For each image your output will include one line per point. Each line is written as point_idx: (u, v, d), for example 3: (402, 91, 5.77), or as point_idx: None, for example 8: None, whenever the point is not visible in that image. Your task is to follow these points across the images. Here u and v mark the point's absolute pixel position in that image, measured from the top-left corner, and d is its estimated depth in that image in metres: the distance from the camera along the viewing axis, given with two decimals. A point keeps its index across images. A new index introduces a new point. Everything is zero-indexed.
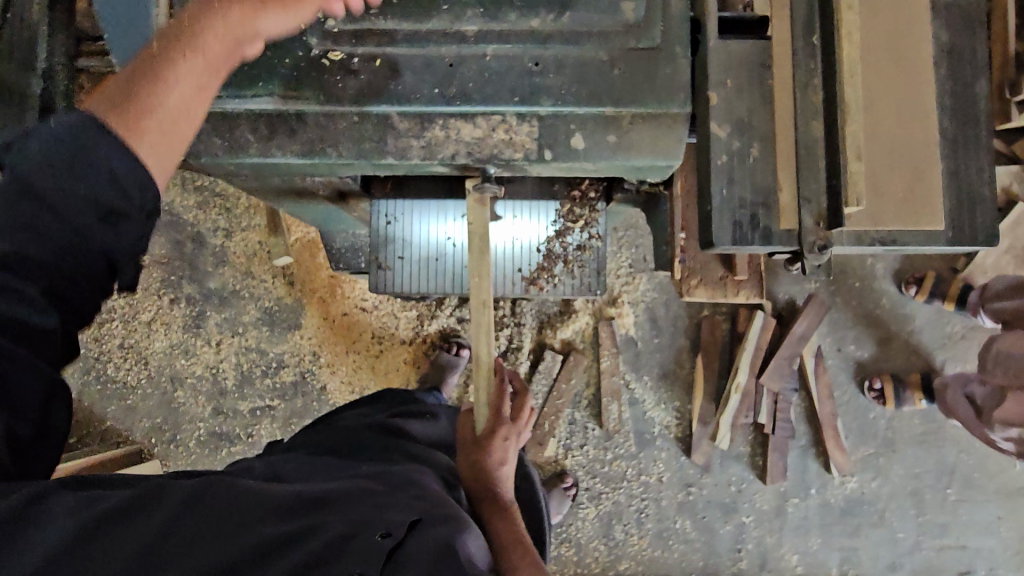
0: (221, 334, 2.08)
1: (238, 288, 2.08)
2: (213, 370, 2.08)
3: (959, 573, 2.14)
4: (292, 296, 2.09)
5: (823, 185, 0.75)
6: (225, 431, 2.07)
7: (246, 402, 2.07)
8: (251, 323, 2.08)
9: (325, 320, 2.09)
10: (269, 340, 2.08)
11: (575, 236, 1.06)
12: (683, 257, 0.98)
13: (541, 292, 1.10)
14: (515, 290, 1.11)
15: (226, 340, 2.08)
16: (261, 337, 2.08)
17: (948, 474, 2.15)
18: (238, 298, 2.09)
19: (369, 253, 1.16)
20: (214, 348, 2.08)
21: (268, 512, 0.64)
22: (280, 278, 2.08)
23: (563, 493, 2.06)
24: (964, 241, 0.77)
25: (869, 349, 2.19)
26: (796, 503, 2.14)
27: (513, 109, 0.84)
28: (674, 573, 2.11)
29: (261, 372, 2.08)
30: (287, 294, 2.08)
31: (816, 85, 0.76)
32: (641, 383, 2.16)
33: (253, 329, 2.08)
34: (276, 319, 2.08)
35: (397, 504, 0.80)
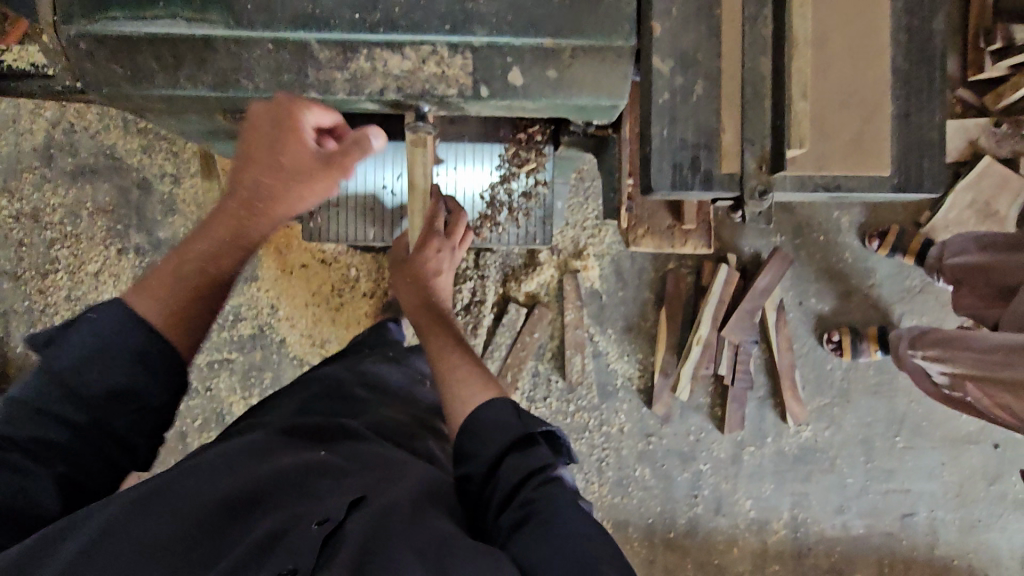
0: None
1: None
2: None
3: (902, 515, 2.25)
4: None
5: (767, 126, 0.71)
6: None
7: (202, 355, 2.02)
8: None
9: (282, 272, 2.03)
10: None
11: (520, 182, 1.02)
12: (630, 204, 0.94)
13: (485, 242, 1.06)
14: None
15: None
16: None
17: (896, 423, 2.24)
18: None
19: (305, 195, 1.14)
20: None
21: (185, 547, 0.61)
22: None
23: None
24: (909, 188, 0.74)
25: (829, 302, 2.21)
26: (752, 451, 2.21)
27: (444, 40, 0.76)
28: (632, 519, 2.18)
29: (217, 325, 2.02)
30: None
31: (766, 17, 0.71)
32: (605, 336, 2.16)
33: None
34: None
35: (342, 486, 0.74)
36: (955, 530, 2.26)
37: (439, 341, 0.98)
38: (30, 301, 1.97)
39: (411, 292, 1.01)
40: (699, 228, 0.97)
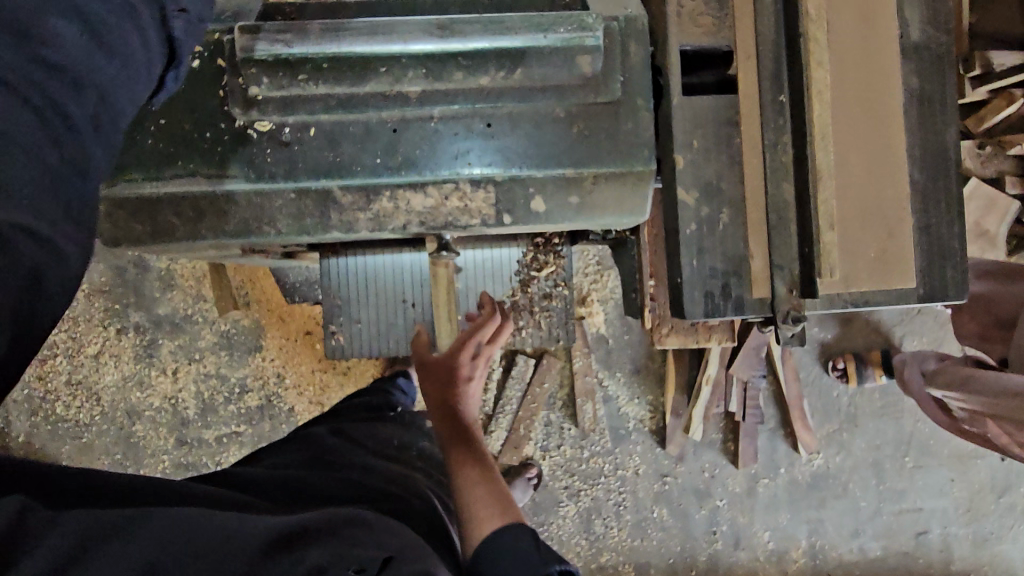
0: (177, 362, 1.98)
1: (190, 312, 1.98)
2: (172, 400, 1.98)
3: (916, 535, 2.28)
4: (249, 318, 1.99)
5: (795, 252, 0.72)
6: (191, 462, 1.99)
7: (211, 430, 1.99)
8: (208, 349, 1.99)
9: (286, 341, 2.02)
10: (229, 365, 2.00)
11: (540, 284, 1.02)
12: (653, 305, 0.95)
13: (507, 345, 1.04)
14: None
15: (184, 368, 1.99)
16: (220, 363, 1.99)
17: (905, 444, 2.27)
18: (192, 323, 1.98)
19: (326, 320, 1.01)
20: (170, 377, 1.98)
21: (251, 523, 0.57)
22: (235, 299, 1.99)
23: (527, 482, 2.07)
24: (933, 298, 0.75)
25: (831, 330, 2.26)
26: (767, 483, 2.22)
27: (466, 176, 0.77)
28: (653, 560, 2.18)
29: (224, 399, 2.00)
30: (243, 316, 1.99)
31: (786, 144, 0.72)
32: (614, 380, 2.17)
33: (210, 355, 1.99)
34: (234, 343, 1.99)
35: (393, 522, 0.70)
36: (969, 545, 2.29)
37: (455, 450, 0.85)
38: (30, 389, 1.93)
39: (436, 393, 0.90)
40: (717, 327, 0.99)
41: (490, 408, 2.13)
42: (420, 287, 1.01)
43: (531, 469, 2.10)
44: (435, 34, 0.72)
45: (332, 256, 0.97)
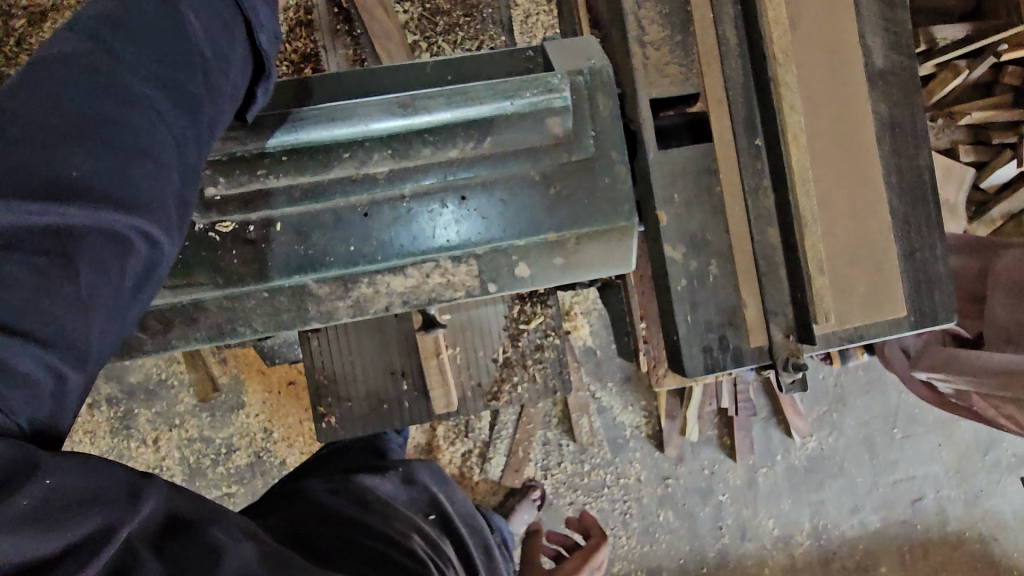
0: (157, 430, 1.91)
1: (165, 377, 1.91)
2: (157, 469, 1.91)
3: (912, 502, 2.35)
4: (228, 375, 1.94)
5: (787, 296, 0.72)
6: None
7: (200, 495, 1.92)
8: (189, 412, 1.92)
9: (269, 394, 1.96)
10: (213, 426, 1.94)
11: (530, 336, 1.00)
12: (647, 346, 0.90)
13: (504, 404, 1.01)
14: (476, 409, 1.01)
15: (165, 435, 1.91)
16: (203, 424, 1.93)
17: (892, 416, 2.33)
18: (168, 388, 1.91)
19: (312, 397, 1.00)
20: (152, 447, 1.91)
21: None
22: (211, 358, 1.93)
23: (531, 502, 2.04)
24: (926, 323, 0.75)
25: None
26: (766, 472, 2.25)
27: (445, 253, 0.74)
28: (665, 563, 2.20)
29: (211, 462, 1.93)
30: (221, 374, 1.93)
31: (767, 189, 0.71)
32: (606, 390, 2.17)
33: (192, 418, 1.92)
34: (215, 403, 1.93)
35: None
36: (960, 505, 2.38)
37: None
38: None
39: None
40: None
41: (487, 434, 2.09)
42: (407, 354, 0.99)
43: (534, 490, 2.08)
44: (398, 112, 0.67)
45: (313, 334, 0.97)
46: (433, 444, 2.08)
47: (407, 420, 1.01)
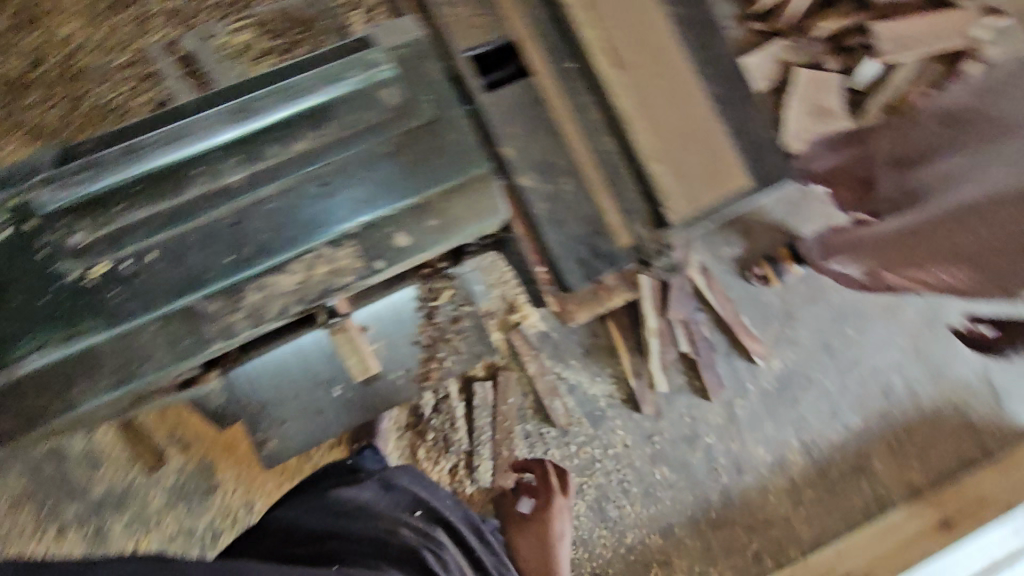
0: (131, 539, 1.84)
1: (126, 482, 1.85)
2: None
3: (884, 392, 2.45)
4: (189, 463, 1.85)
5: (636, 192, 0.86)
6: None
7: None
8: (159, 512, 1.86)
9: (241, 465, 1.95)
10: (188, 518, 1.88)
11: (445, 311, 1.09)
12: (550, 288, 0.96)
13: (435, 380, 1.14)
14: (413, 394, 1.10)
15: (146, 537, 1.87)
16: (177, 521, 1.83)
17: (841, 317, 2.44)
18: (129, 495, 1.82)
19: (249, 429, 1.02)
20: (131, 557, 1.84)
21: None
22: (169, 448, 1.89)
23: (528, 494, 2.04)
24: (767, 185, 0.87)
25: (738, 245, 2.40)
26: (742, 402, 2.32)
27: (322, 240, 0.77)
28: (674, 519, 2.22)
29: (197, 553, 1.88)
30: (182, 463, 1.84)
31: (591, 104, 0.85)
32: (570, 368, 2.22)
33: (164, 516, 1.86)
34: (184, 497, 1.84)
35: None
36: (928, 382, 2.48)
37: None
38: None
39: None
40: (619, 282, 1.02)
41: (468, 443, 2.09)
42: (331, 366, 1.01)
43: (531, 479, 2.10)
44: (236, 120, 0.73)
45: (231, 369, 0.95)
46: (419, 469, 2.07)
47: (346, 420, 1.08)
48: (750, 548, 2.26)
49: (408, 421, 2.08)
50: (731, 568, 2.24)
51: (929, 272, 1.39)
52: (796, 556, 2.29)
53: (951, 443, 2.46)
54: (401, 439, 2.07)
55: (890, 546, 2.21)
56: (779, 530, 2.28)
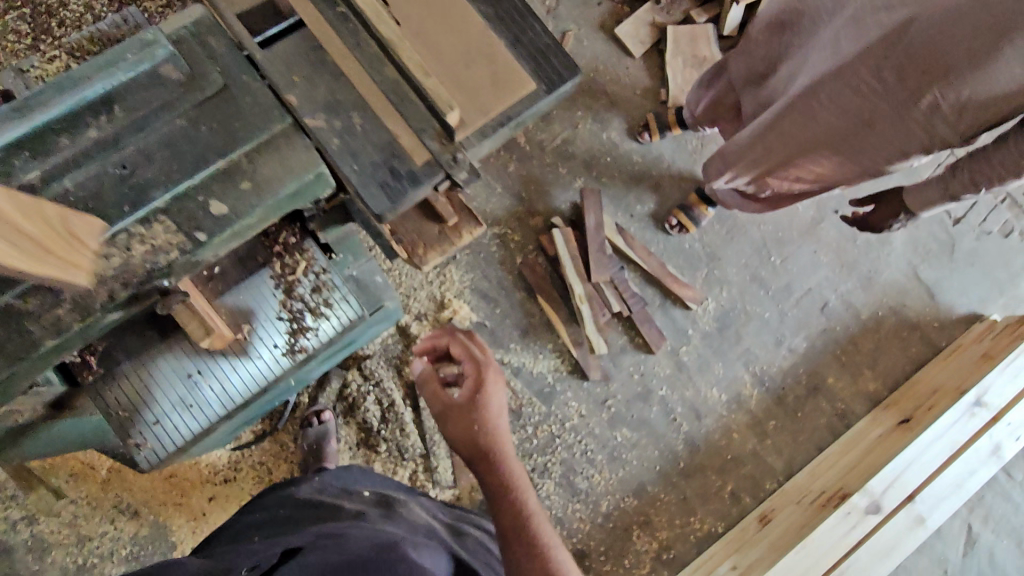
0: None
1: (84, 559, 1.86)
2: None
3: (822, 310, 2.51)
4: (145, 525, 1.90)
5: (425, 111, 0.89)
6: None
7: None
8: None
9: (198, 518, 1.93)
10: None
11: (304, 283, 1.27)
12: (395, 236, 1.01)
13: (308, 351, 1.34)
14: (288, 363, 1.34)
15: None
16: None
17: (764, 248, 2.52)
18: (92, 567, 1.86)
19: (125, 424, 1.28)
20: None
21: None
22: (121, 516, 1.89)
23: None
24: (558, 83, 0.93)
25: (650, 200, 2.47)
26: (687, 350, 2.37)
27: (132, 221, 0.80)
28: (644, 476, 2.24)
29: None
30: (138, 525, 1.90)
31: (367, 41, 0.91)
32: (511, 351, 2.24)
33: None
34: (145, 558, 1.89)
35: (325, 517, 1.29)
36: (861, 293, 2.56)
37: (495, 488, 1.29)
38: None
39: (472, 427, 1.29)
40: (460, 215, 1.02)
41: (423, 446, 2.07)
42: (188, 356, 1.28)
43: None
44: (19, 116, 0.77)
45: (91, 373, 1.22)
46: None
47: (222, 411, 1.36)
48: (725, 491, 2.28)
49: (360, 437, 2.07)
50: (711, 514, 2.25)
51: (802, 167, 1.56)
52: (772, 489, 2.32)
53: (896, 347, 2.53)
54: (356, 457, 2.06)
55: (856, 457, 2.25)
56: (749, 466, 2.32)
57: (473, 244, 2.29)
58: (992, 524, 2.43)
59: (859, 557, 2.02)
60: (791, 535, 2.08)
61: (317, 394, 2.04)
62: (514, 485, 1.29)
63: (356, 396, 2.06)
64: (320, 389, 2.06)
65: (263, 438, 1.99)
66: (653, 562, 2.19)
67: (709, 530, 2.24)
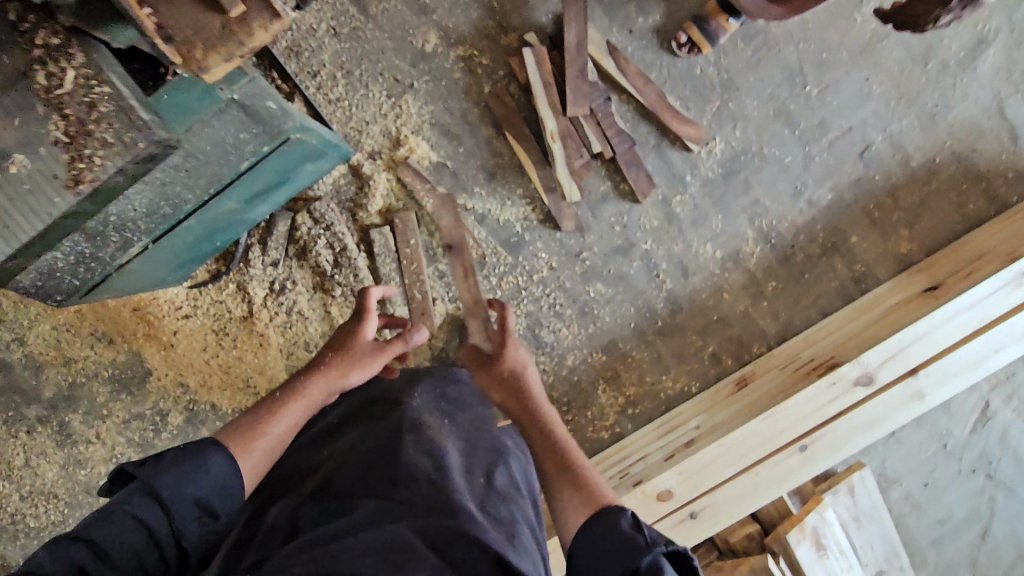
0: (94, 426, 2.04)
1: (74, 379, 2.03)
2: (114, 458, 2.06)
3: (861, 155, 2.06)
4: (122, 352, 2.02)
5: None
6: None
7: None
8: (110, 399, 2.04)
9: (168, 350, 2.01)
10: (136, 402, 2.04)
11: (75, 94, 1.06)
12: (166, 34, 0.95)
13: (87, 181, 1.07)
14: (63, 198, 1.08)
15: (105, 425, 2.04)
16: (127, 404, 2.04)
17: (798, 74, 2.03)
18: (81, 386, 2.03)
19: None
20: (99, 440, 2.05)
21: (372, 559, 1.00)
22: (98, 343, 2.01)
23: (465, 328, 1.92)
24: None
25: (656, 10, 1.98)
26: (682, 201, 2.06)
27: None
28: (616, 334, 2.09)
29: (154, 431, 2.06)
30: (115, 353, 2.02)
31: None
32: (475, 196, 2.02)
33: (115, 403, 2.04)
34: (126, 382, 2.03)
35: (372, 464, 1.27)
36: (919, 133, 2.06)
37: (539, 438, 1.35)
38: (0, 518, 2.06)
39: (501, 386, 1.46)
40: (245, 4, 0.94)
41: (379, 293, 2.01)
42: None
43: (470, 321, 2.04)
44: None
45: None
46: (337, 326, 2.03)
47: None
48: (705, 352, 2.12)
49: (315, 282, 2.01)
50: (686, 374, 2.12)
51: None
52: (760, 352, 2.12)
53: (950, 202, 2.08)
54: (314, 300, 2.02)
55: (863, 324, 1.98)
56: (738, 329, 2.11)
57: (434, 69, 1.96)
58: (1015, 403, 2.17)
59: (837, 427, 1.85)
60: (767, 398, 1.92)
61: (269, 235, 1.97)
62: (557, 436, 1.34)
63: (307, 239, 1.98)
64: (269, 232, 1.98)
65: (217, 279, 1.98)
66: (618, 416, 2.13)
67: (682, 390, 2.12)
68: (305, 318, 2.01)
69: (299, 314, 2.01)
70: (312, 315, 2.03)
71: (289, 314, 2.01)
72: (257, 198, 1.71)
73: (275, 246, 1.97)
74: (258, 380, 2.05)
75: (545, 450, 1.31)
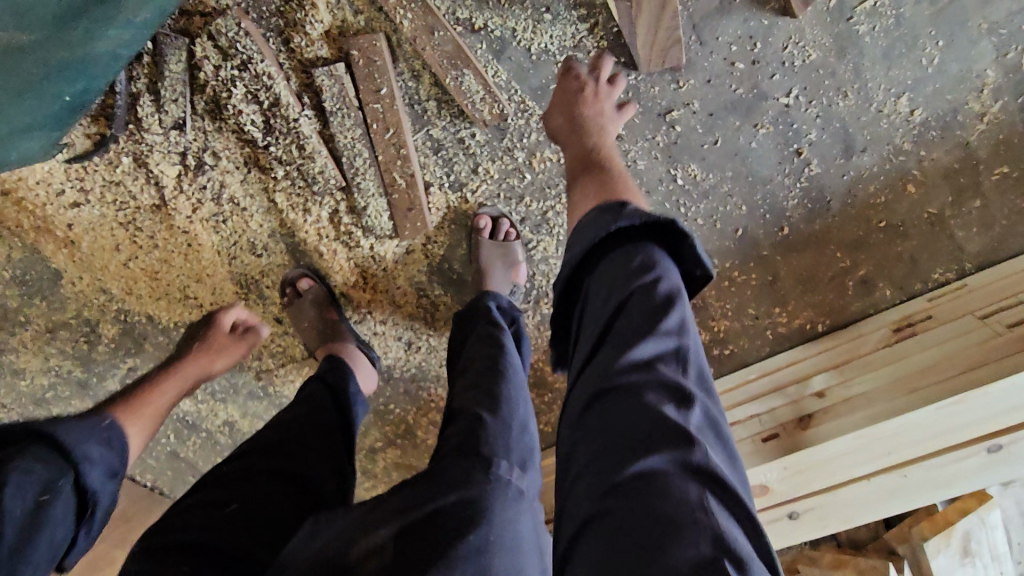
0: (16, 334, 1.61)
1: None
2: (49, 372, 1.65)
3: None
4: (19, 245, 1.49)
5: None
6: None
7: (107, 379, 1.65)
8: (23, 305, 1.56)
9: (71, 248, 1.46)
10: (55, 309, 1.56)
11: None
12: None
13: None
14: None
15: (27, 334, 1.60)
16: (45, 311, 1.56)
17: None
18: None
19: None
20: (26, 351, 1.63)
21: None
22: None
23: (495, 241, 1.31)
24: None
25: None
26: (872, 11, 1.12)
27: None
28: (713, 247, 1.33)
29: (88, 344, 1.60)
30: (10, 246, 1.49)
31: None
32: (490, 7, 1.18)
33: (31, 309, 1.56)
34: (35, 284, 1.53)
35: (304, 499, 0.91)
36: None
37: (577, 150, 1.06)
38: None
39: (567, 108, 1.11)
40: None
41: (342, 175, 1.29)
42: None
43: (482, 223, 1.31)
44: None
45: None
46: (289, 222, 1.38)
47: None
48: (851, 276, 1.34)
49: (245, 154, 1.31)
50: (813, 308, 1.37)
51: None
52: (942, 283, 1.31)
53: None
54: (250, 184, 1.34)
55: None
56: (916, 244, 1.29)
57: None
58: None
59: None
60: (953, 363, 1.11)
61: (158, 75, 1.23)
62: (604, 154, 1.04)
63: (214, 85, 1.22)
64: (160, 74, 1.23)
65: (103, 148, 1.31)
66: None
67: (801, 329, 1.40)
68: (240, 210, 1.37)
69: (232, 203, 1.36)
70: (250, 205, 1.36)
71: (218, 203, 1.36)
72: (98, 22, 1.00)
73: (172, 97, 1.24)
74: (198, 290, 1.49)
75: (577, 160, 1.05)
